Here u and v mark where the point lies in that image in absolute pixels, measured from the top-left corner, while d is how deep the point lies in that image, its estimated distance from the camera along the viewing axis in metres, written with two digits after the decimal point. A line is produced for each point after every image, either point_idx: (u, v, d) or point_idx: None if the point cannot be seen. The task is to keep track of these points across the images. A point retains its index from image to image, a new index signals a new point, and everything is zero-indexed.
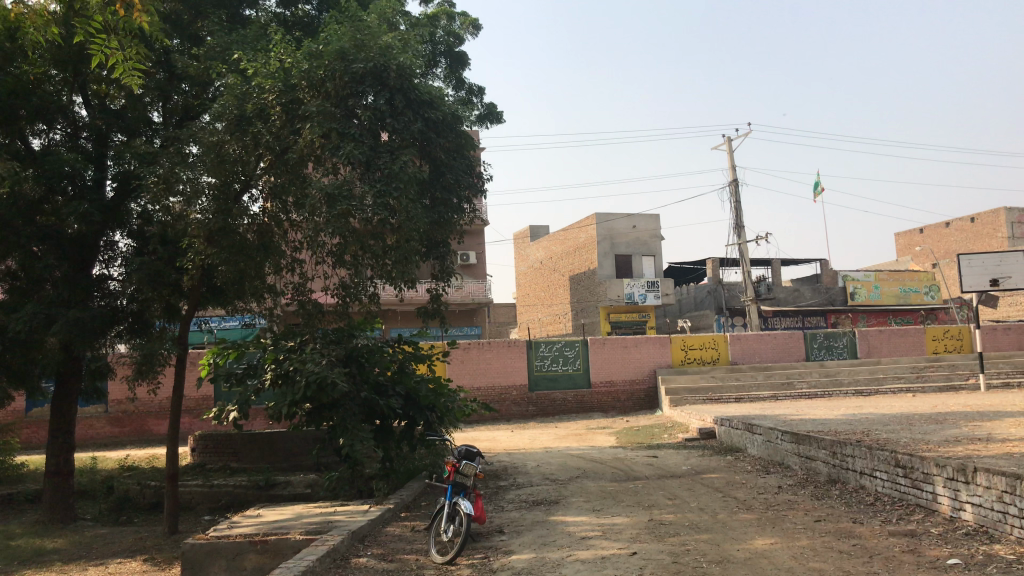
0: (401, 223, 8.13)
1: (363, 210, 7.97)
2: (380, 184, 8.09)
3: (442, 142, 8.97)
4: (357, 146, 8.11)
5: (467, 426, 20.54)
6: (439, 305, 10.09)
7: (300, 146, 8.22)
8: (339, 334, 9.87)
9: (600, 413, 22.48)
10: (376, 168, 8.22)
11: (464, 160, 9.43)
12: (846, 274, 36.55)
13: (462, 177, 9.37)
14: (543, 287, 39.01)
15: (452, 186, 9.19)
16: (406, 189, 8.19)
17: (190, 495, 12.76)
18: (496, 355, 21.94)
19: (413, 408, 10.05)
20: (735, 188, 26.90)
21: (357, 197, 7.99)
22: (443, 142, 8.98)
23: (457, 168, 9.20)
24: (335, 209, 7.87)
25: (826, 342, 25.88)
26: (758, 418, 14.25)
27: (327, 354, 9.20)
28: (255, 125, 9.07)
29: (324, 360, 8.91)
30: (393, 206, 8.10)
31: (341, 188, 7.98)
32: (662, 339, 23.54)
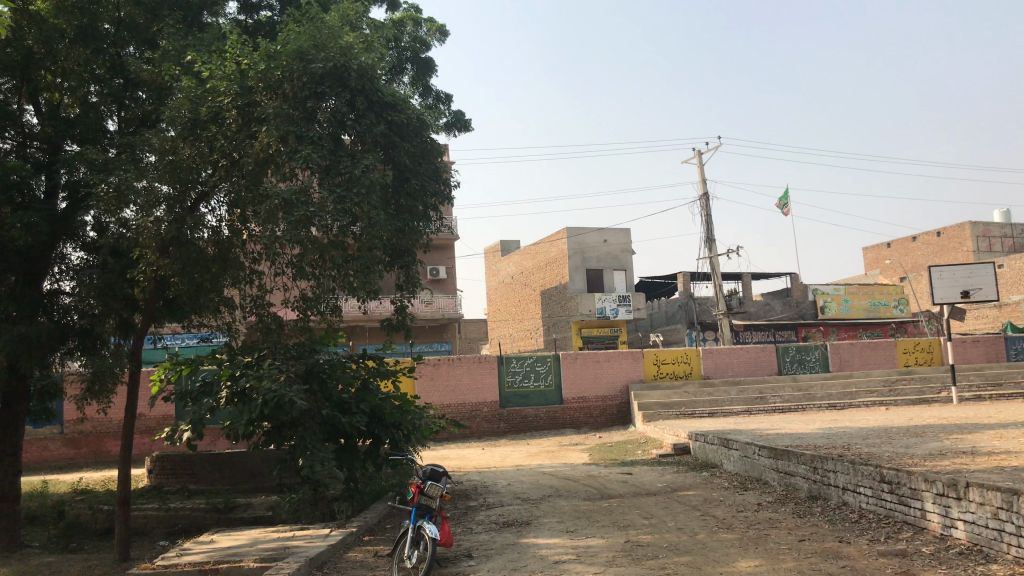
0: (364, 232, 7.77)
1: (323, 218, 7.58)
2: (341, 189, 7.73)
3: (407, 147, 8.65)
4: (316, 149, 7.75)
5: (437, 444, 20.06)
6: (404, 318, 9.71)
7: (256, 151, 7.82)
8: (299, 349, 9.45)
9: (572, 430, 22.11)
10: (338, 174, 7.86)
11: (429, 166, 9.12)
12: (816, 288, 36.63)
13: (428, 183, 9.05)
14: (514, 303, 38.67)
15: (416, 194, 8.90)
16: (368, 195, 7.82)
17: (145, 520, 12.16)
18: (466, 371, 21.51)
19: (378, 426, 9.75)
20: (706, 201, 26.80)
21: (317, 203, 7.61)
22: (407, 146, 8.66)
23: (422, 173, 8.90)
24: (294, 217, 7.47)
25: (798, 355, 25.78)
26: (734, 433, 13.97)
27: (286, 370, 8.77)
28: (212, 130, 8.70)
29: (282, 376, 8.48)
30: (355, 212, 7.73)
31: (300, 195, 7.60)
32: (634, 354, 23.26)
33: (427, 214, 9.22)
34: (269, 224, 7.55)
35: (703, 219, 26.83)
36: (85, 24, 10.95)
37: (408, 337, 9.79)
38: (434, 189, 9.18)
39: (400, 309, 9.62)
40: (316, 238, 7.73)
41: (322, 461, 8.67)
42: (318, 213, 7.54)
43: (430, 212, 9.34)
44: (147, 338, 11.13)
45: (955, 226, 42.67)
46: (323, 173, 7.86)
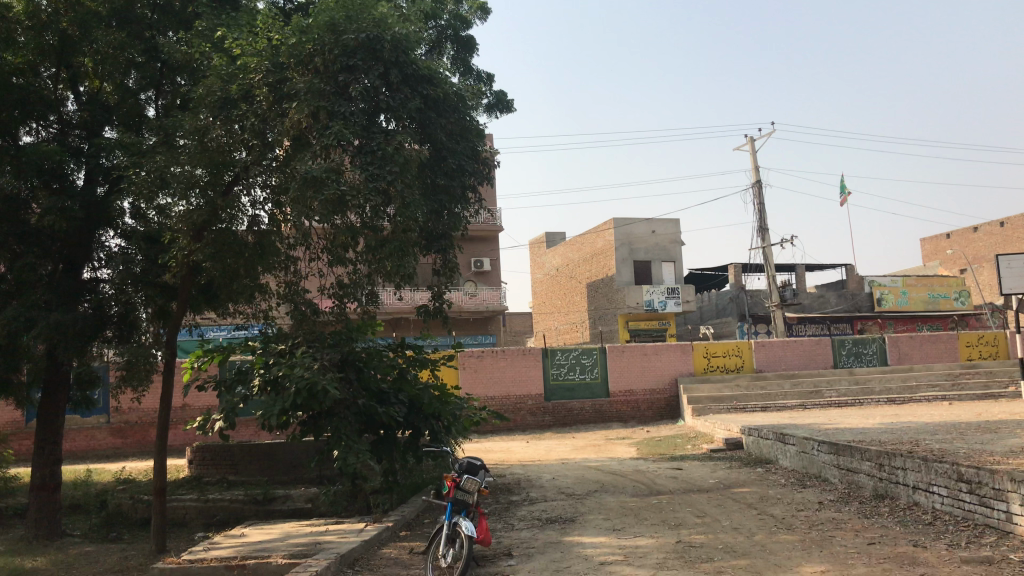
0: (399, 214, 7.46)
1: (356, 198, 7.28)
2: (373, 167, 7.45)
3: (443, 123, 8.32)
4: (349, 126, 7.42)
5: (481, 437, 19.71)
6: (442, 305, 9.32)
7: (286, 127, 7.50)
8: (336, 336, 9.01)
9: (619, 423, 21.58)
10: (372, 153, 7.53)
11: (467, 145, 8.81)
12: (872, 280, 35.48)
13: (465, 163, 8.72)
14: (561, 295, 38.17)
15: (454, 174, 8.64)
16: (402, 173, 7.54)
17: (183, 511, 11.96)
18: (511, 363, 21.12)
19: (417, 417, 9.33)
20: (758, 189, 26.00)
21: (350, 184, 7.32)
22: (443, 122, 8.33)
23: (460, 152, 8.65)
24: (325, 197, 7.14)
25: (855, 349, 24.89)
26: (789, 427, 13.34)
27: (320, 358, 8.43)
28: (244, 108, 8.42)
29: (315, 364, 8.16)
30: (387, 191, 7.46)
31: (332, 173, 7.25)
32: (684, 346, 22.62)
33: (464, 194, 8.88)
34: (300, 205, 7.13)
35: (756, 208, 26.03)
36: (121, 7, 10.79)
37: (447, 325, 9.39)
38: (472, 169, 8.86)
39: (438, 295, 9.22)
40: (350, 219, 7.42)
41: (356, 453, 8.32)
42: (351, 193, 7.24)
43: (468, 192, 9.02)
44: (184, 329, 10.90)
45: (1018, 216, 40.99)
46: (356, 151, 7.55)
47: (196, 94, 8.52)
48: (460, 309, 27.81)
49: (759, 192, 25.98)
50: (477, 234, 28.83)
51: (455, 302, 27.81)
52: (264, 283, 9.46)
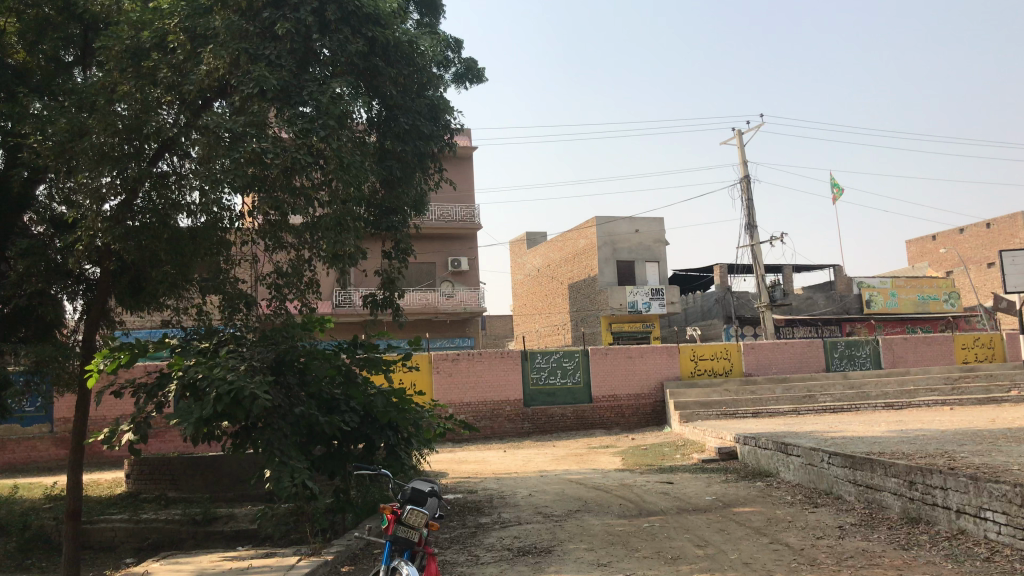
0: (336, 175, 6.77)
1: (281, 157, 6.66)
2: (303, 121, 6.76)
3: (391, 74, 7.91)
4: (272, 72, 6.85)
5: (455, 447, 18.37)
6: (392, 293, 8.69)
7: (199, 76, 6.83)
8: (275, 334, 7.78)
9: (603, 430, 20.33)
10: (306, 105, 6.87)
11: (425, 109, 8.49)
12: (861, 281, 34.46)
13: (416, 133, 8.43)
14: (542, 297, 36.92)
15: (408, 136, 8.36)
16: (335, 129, 6.85)
17: (112, 533, 10.45)
18: (488, 367, 19.83)
19: (370, 427, 8.00)
20: (747, 184, 24.86)
21: (275, 143, 6.74)
22: (393, 73, 7.94)
23: (414, 110, 8.34)
24: (237, 155, 6.56)
25: (848, 351, 23.80)
26: (790, 436, 12.16)
27: (250, 359, 7.10)
28: (157, 61, 7.27)
29: (242, 366, 6.84)
30: (319, 148, 6.79)
31: (252, 129, 6.67)
32: (670, 349, 21.42)
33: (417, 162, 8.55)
34: (207, 162, 6.60)
35: (744, 204, 24.88)
36: None
37: (398, 319, 8.82)
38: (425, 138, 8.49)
39: (387, 285, 8.68)
40: (278, 188, 6.73)
41: (292, 472, 6.93)
42: (273, 155, 6.65)
43: (426, 161, 8.76)
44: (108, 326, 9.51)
45: (1006, 216, 40.21)
46: (282, 98, 6.90)
47: (101, 45, 7.36)
48: (436, 310, 26.51)
49: (748, 187, 24.85)
50: (453, 232, 27.50)
51: (431, 303, 26.53)
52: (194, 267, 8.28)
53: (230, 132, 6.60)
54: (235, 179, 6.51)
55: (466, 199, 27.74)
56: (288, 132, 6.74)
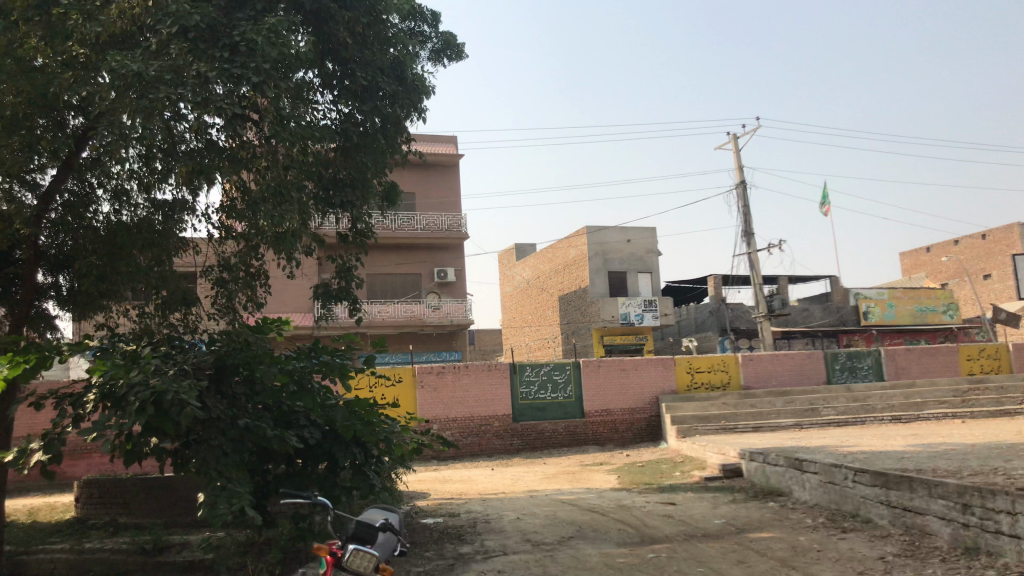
0: (271, 131, 6.40)
1: (204, 106, 6.15)
2: (225, 63, 6.34)
3: (343, 18, 7.84)
4: (195, 8, 6.44)
5: (439, 466, 17.23)
6: (347, 286, 8.55)
7: (109, 19, 6.44)
8: (233, 336, 6.75)
9: (596, 448, 19.24)
10: (238, 52, 6.48)
11: (386, 68, 8.39)
12: (858, 292, 33.57)
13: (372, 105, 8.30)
14: (532, 310, 35.87)
15: (365, 90, 8.36)
16: (265, 70, 6.38)
17: (50, 566, 9.24)
18: (475, 381, 18.76)
19: (333, 444, 6.94)
20: (743, 190, 23.93)
21: (200, 89, 6.21)
22: (344, 17, 7.81)
23: (372, 63, 8.22)
24: (151, 101, 6.00)
25: (849, 363, 22.83)
26: (802, 451, 11.13)
27: (180, 364, 6.08)
28: (69, 10, 6.42)
29: (171, 369, 5.83)
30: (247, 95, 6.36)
31: (172, 74, 6.14)
32: (665, 361, 20.41)
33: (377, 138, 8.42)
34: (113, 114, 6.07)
35: (740, 211, 23.96)
36: None
37: (354, 312, 8.54)
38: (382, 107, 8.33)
39: (343, 275, 8.57)
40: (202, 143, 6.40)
41: (232, 497, 5.83)
42: (191, 99, 6.07)
43: (389, 128, 8.65)
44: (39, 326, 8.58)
45: (1002, 228, 39.49)
46: (208, 40, 6.51)
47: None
48: (421, 323, 25.45)
49: (745, 192, 23.92)
50: (440, 242, 26.48)
51: (416, 315, 25.49)
52: (129, 260, 7.55)
53: (143, 76, 6.04)
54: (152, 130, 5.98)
55: (453, 207, 26.72)
56: (219, 80, 6.25)
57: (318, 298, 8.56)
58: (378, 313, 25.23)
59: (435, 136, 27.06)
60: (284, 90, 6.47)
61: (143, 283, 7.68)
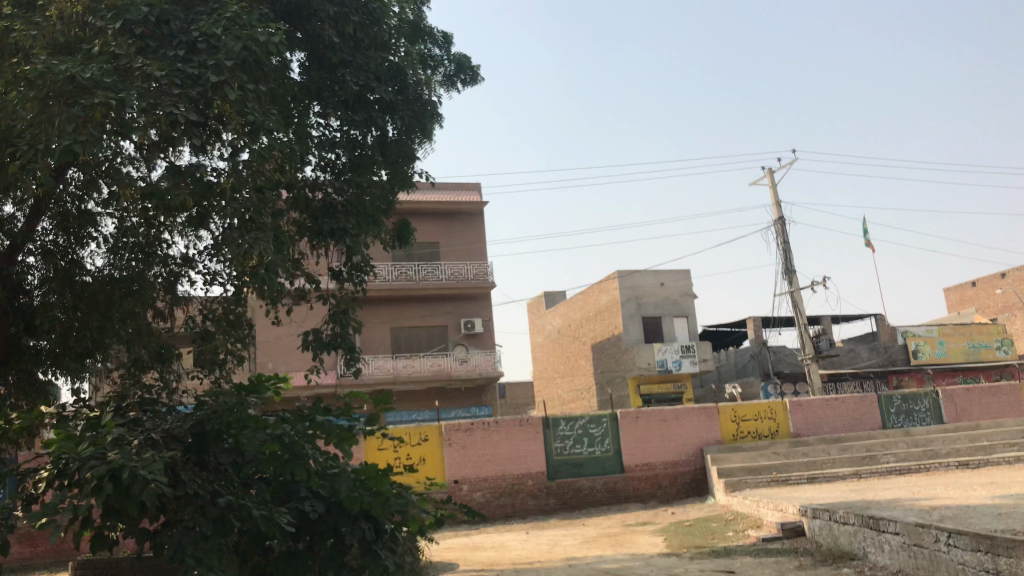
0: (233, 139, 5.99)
1: (150, 112, 5.84)
2: (178, 62, 6.03)
3: (329, 14, 7.35)
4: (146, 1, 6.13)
5: (472, 531, 16.05)
6: (340, 334, 7.74)
7: (48, 22, 6.06)
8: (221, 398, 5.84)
9: (638, 505, 17.97)
10: (198, 51, 6.15)
11: (383, 72, 7.78)
12: (905, 330, 32.03)
13: (370, 122, 7.80)
14: (564, 360, 34.73)
15: (357, 103, 7.75)
16: (224, 71, 6.05)
17: None
18: (506, 437, 17.66)
19: (338, 520, 5.88)
20: (782, 226, 22.86)
21: (149, 93, 5.88)
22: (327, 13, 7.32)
23: (359, 64, 7.63)
24: (83, 107, 5.69)
25: (905, 406, 21.35)
26: (874, 507, 9.89)
27: (148, 437, 5.09)
28: (12, 23, 6.10)
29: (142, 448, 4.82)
30: (204, 99, 6.03)
31: (113, 78, 5.82)
32: (708, 411, 19.17)
33: (375, 156, 7.90)
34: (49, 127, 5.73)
35: (780, 248, 22.87)
36: None
37: (350, 360, 7.68)
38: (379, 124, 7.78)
39: (337, 317, 7.78)
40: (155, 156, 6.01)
41: None
42: (134, 104, 5.75)
43: (388, 148, 8.02)
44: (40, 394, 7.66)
45: None
46: (158, 37, 6.16)
47: None
48: (449, 377, 24.49)
49: (783, 229, 22.84)
50: (466, 292, 25.63)
51: (444, 369, 24.53)
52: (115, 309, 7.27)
53: (78, 81, 5.73)
54: (84, 141, 5.68)
55: (479, 255, 25.94)
56: (169, 81, 5.92)
57: (313, 348, 7.65)
58: (405, 367, 24.33)
59: (458, 184, 26.40)
60: (249, 90, 6.13)
61: (120, 335, 7.29)
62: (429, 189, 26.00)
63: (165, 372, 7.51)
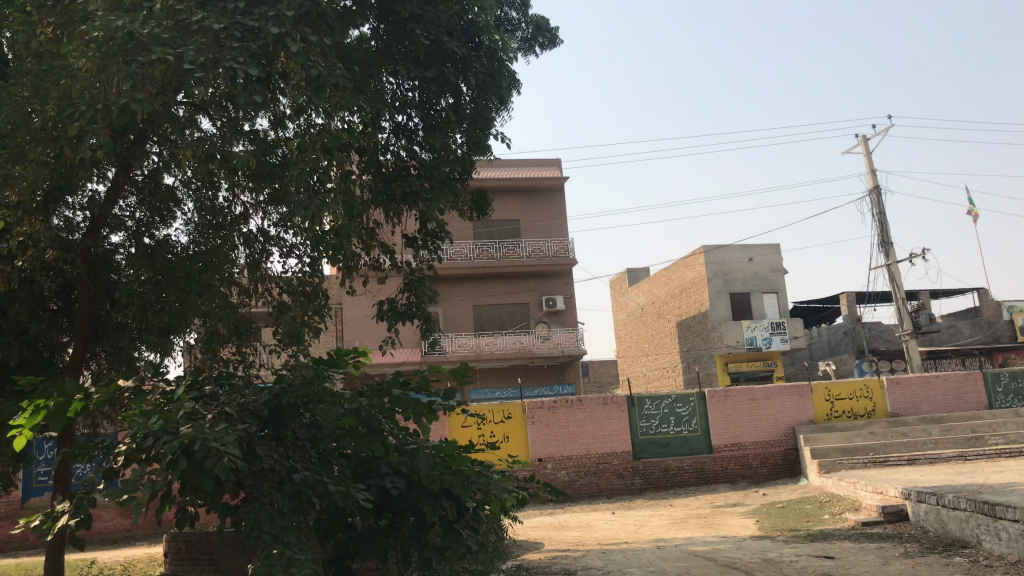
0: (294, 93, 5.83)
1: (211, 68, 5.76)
2: (238, 17, 5.97)
3: None
4: None
5: (557, 511, 15.83)
6: (415, 304, 7.58)
7: None
8: (299, 372, 5.72)
9: (727, 486, 17.46)
10: (258, 4, 6.14)
11: (456, 27, 7.55)
12: (1012, 305, 30.35)
13: (443, 77, 7.55)
14: (648, 337, 34.15)
15: (427, 60, 7.55)
16: (284, 25, 5.95)
17: None
18: (590, 416, 17.36)
19: (419, 497, 5.66)
20: (878, 196, 21.79)
21: (211, 49, 5.81)
22: None
23: (431, 21, 7.39)
24: (143, 66, 5.60)
25: (1014, 384, 20.15)
26: (986, 491, 9.27)
27: (221, 412, 5.02)
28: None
29: (216, 424, 4.73)
30: (267, 54, 5.94)
31: (172, 34, 5.75)
32: (801, 389, 18.46)
33: (449, 117, 7.71)
34: (109, 89, 5.69)
35: (876, 219, 21.81)
36: None
37: (427, 329, 7.51)
38: (451, 81, 7.55)
39: (412, 287, 7.64)
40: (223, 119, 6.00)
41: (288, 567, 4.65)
42: (195, 60, 5.67)
43: (463, 109, 7.81)
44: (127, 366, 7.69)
45: None
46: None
47: None
48: (532, 355, 24.32)
49: (879, 199, 21.76)
50: (548, 269, 25.33)
51: (527, 348, 24.34)
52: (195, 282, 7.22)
53: (137, 37, 5.63)
54: (142, 100, 5.61)
55: (560, 232, 25.59)
56: (230, 36, 5.87)
57: (390, 317, 7.50)
58: (488, 345, 24.25)
59: (539, 161, 26.06)
60: (311, 43, 6.02)
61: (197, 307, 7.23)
62: (509, 165, 25.77)
63: (242, 346, 7.42)
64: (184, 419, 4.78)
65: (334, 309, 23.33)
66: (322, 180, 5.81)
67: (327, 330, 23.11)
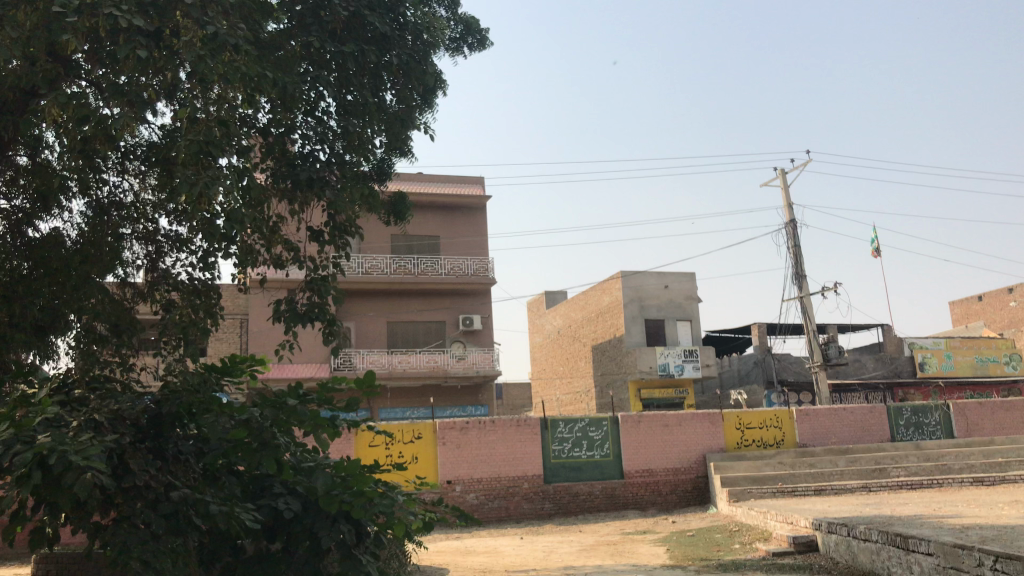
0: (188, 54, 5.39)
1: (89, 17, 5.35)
2: None
3: None
4: None
5: (464, 536, 15.31)
6: (317, 305, 7.04)
7: None
8: (188, 379, 5.17)
9: (637, 513, 17.26)
10: None
11: (378, 3, 7.26)
12: (912, 341, 31.34)
13: (361, 56, 7.19)
14: (563, 361, 34.01)
15: (344, 35, 7.16)
16: None
17: None
18: (502, 437, 16.96)
19: (314, 520, 5.13)
20: (793, 229, 22.18)
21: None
22: None
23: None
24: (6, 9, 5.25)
25: (915, 419, 20.63)
26: (896, 524, 9.19)
27: (89, 420, 4.43)
28: None
29: (82, 435, 4.14)
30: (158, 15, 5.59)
31: None
32: (713, 417, 18.48)
33: (366, 102, 7.31)
34: None
35: (790, 251, 22.18)
36: None
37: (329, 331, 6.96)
38: (371, 60, 7.18)
39: (315, 286, 7.11)
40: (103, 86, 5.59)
41: None
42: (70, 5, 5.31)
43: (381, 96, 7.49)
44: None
45: None
46: None
47: None
48: (445, 374, 23.81)
49: (795, 232, 22.15)
50: (465, 287, 24.93)
51: (440, 367, 23.80)
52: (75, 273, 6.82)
53: None
54: None
55: (480, 250, 25.26)
56: None
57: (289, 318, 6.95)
58: (400, 362, 23.62)
59: (461, 177, 25.71)
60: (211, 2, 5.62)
61: (74, 300, 6.69)
62: (431, 180, 25.35)
63: (123, 347, 6.81)
64: (42, 427, 4.19)
65: (240, 320, 22.37)
66: (212, 155, 5.35)
67: (232, 342, 22.13)
